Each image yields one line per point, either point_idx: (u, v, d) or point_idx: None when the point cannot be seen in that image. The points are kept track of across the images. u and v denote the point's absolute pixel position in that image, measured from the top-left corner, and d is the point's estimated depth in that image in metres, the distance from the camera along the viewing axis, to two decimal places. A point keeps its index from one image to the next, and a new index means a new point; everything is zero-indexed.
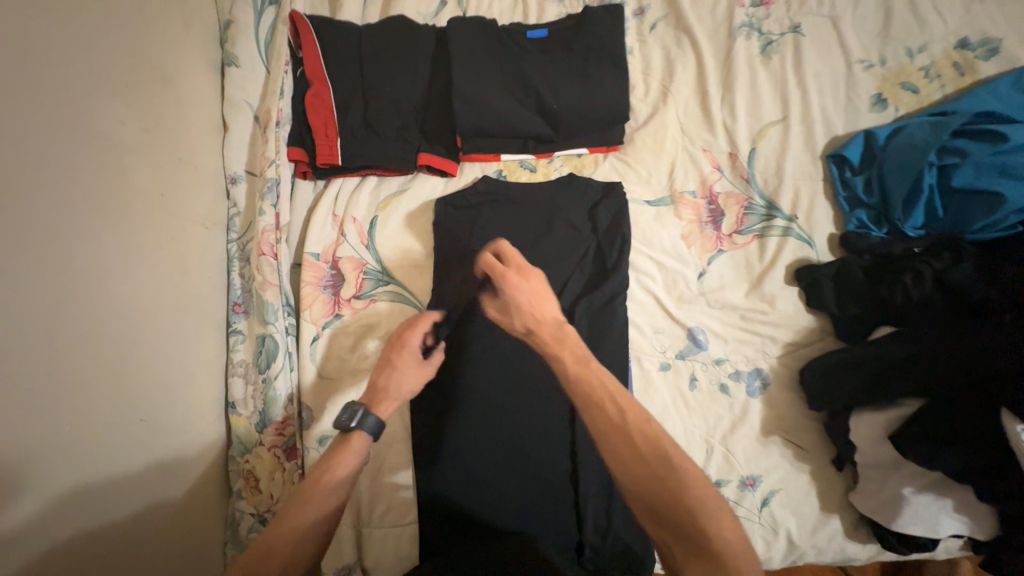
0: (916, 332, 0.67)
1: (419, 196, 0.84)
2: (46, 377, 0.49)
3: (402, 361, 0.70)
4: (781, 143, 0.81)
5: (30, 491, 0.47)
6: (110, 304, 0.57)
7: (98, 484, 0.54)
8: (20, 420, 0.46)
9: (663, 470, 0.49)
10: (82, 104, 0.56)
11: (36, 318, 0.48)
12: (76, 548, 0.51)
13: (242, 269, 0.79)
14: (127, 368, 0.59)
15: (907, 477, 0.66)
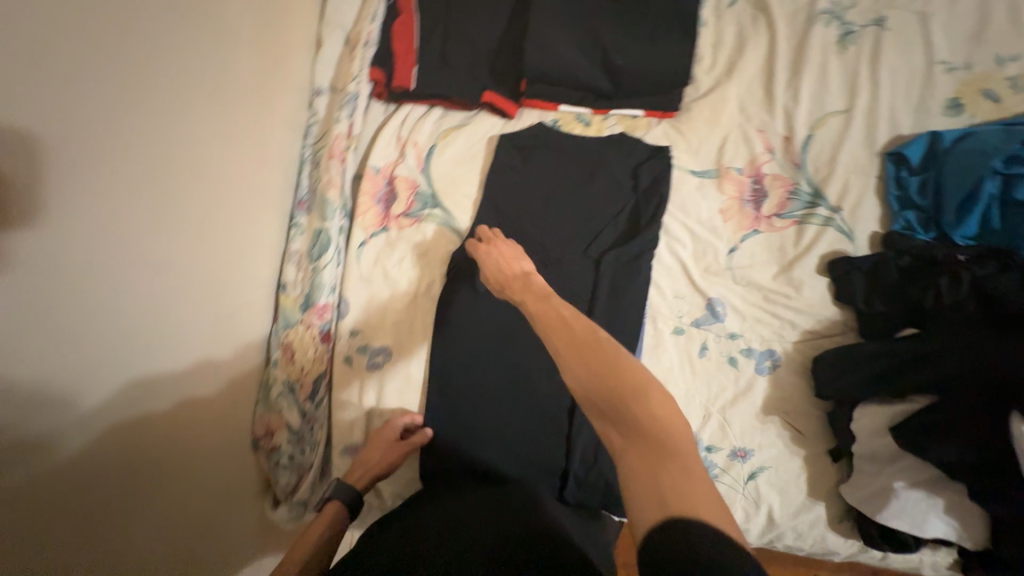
0: (939, 331, 0.67)
1: (477, 133, 0.89)
2: (163, 221, 0.59)
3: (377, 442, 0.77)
4: (839, 134, 0.81)
5: (144, 308, 0.57)
6: (208, 170, 0.66)
7: (181, 323, 0.64)
8: (144, 248, 0.56)
9: (596, 366, 0.47)
10: None
11: (159, 170, 0.58)
12: (162, 368, 0.61)
13: (310, 171, 0.87)
14: (210, 231, 0.68)
15: (901, 472, 0.66)
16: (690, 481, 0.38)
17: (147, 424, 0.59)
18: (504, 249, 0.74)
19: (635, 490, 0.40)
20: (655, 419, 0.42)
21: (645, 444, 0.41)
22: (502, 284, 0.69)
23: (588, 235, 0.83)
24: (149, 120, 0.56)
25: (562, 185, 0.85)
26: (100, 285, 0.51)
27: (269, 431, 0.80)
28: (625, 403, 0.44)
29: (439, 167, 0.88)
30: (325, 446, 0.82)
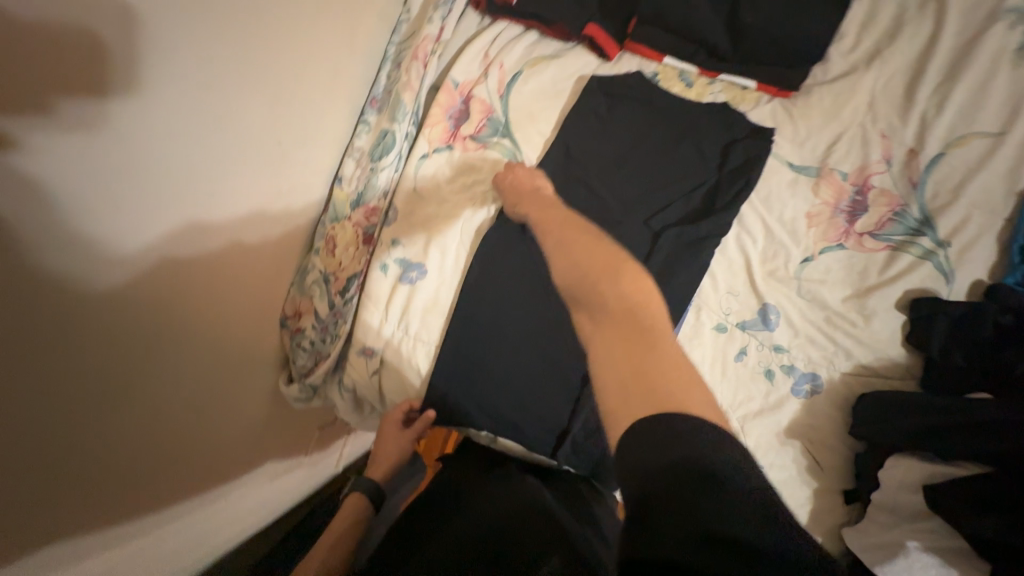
0: (1021, 402, 0.59)
1: (567, 68, 0.83)
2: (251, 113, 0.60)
3: (386, 433, 0.87)
4: (979, 159, 0.69)
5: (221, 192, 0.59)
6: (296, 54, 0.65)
7: (252, 213, 0.66)
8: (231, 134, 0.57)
9: (577, 270, 0.50)
10: None
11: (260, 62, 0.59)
12: (227, 255, 0.64)
13: (390, 70, 0.84)
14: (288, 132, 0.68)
15: (919, 533, 0.62)
16: (658, 354, 0.40)
17: (202, 305, 0.62)
18: (517, 177, 0.75)
19: (599, 364, 0.43)
20: (629, 301, 0.45)
21: (620, 325, 0.44)
22: (518, 207, 0.72)
23: (656, 205, 0.77)
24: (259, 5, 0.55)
25: (643, 145, 0.78)
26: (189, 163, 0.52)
27: (297, 313, 0.83)
28: (602, 292, 0.46)
29: (519, 96, 0.83)
30: (344, 341, 0.84)
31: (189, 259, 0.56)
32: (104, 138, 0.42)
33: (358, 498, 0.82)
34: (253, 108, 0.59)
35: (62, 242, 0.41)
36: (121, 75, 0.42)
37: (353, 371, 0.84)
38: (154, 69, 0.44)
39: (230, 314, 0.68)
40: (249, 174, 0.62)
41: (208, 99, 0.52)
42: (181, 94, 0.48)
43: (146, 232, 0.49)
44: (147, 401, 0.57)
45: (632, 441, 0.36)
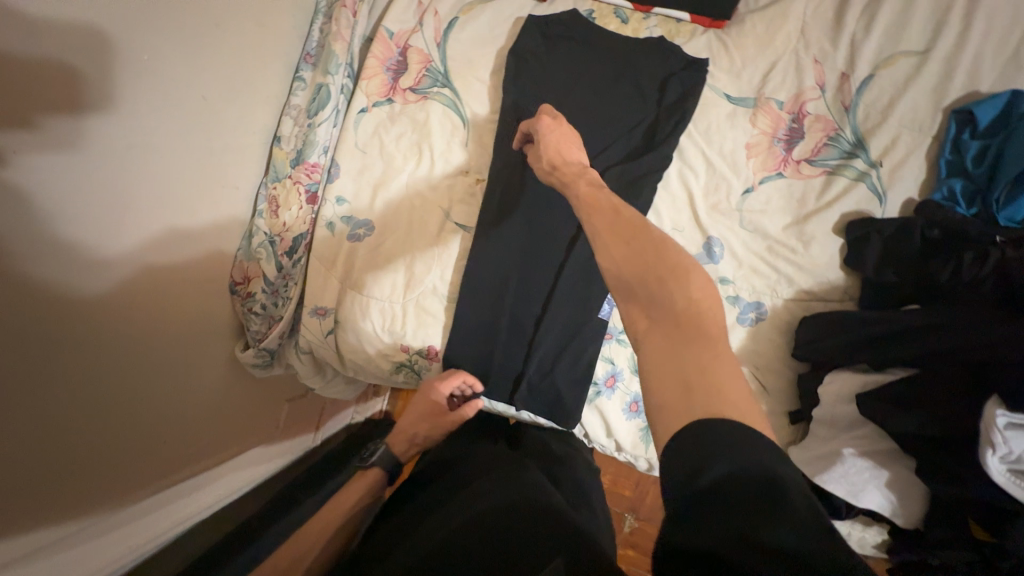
0: (948, 309, 0.61)
1: (503, 11, 0.82)
2: (207, 104, 0.68)
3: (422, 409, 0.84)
4: (906, 78, 0.71)
5: (198, 180, 0.70)
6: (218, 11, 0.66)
7: (228, 197, 0.77)
8: (196, 129, 0.67)
9: (629, 259, 0.45)
10: None
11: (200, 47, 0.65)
12: (212, 235, 0.75)
13: (323, 23, 0.83)
14: (230, 100, 0.72)
15: (853, 440, 0.64)
16: (722, 366, 0.37)
17: (193, 279, 0.73)
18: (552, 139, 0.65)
19: (654, 369, 0.39)
20: (682, 301, 0.41)
21: (676, 324, 0.40)
22: (554, 167, 0.62)
23: (597, 146, 0.77)
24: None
25: (582, 85, 0.78)
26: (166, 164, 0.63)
27: (246, 278, 0.82)
28: (654, 285, 0.42)
29: (456, 44, 0.81)
30: (297, 302, 0.84)
31: (159, 238, 0.65)
32: (81, 154, 0.52)
33: (376, 473, 0.82)
34: (176, 70, 0.62)
35: (51, 226, 0.51)
36: (92, 92, 0.52)
37: (308, 332, 0.84)
38: (118, 84, 0.54)
39: (200, 294, 0.75)
40: (184, 138, 0.65)
41: (165, 106, 0.61)
42: (137, 107, 0.57)
43: (122, 225, 0.59)
44: (141, 382, 0.67)
45: (674, 450, 0.33)
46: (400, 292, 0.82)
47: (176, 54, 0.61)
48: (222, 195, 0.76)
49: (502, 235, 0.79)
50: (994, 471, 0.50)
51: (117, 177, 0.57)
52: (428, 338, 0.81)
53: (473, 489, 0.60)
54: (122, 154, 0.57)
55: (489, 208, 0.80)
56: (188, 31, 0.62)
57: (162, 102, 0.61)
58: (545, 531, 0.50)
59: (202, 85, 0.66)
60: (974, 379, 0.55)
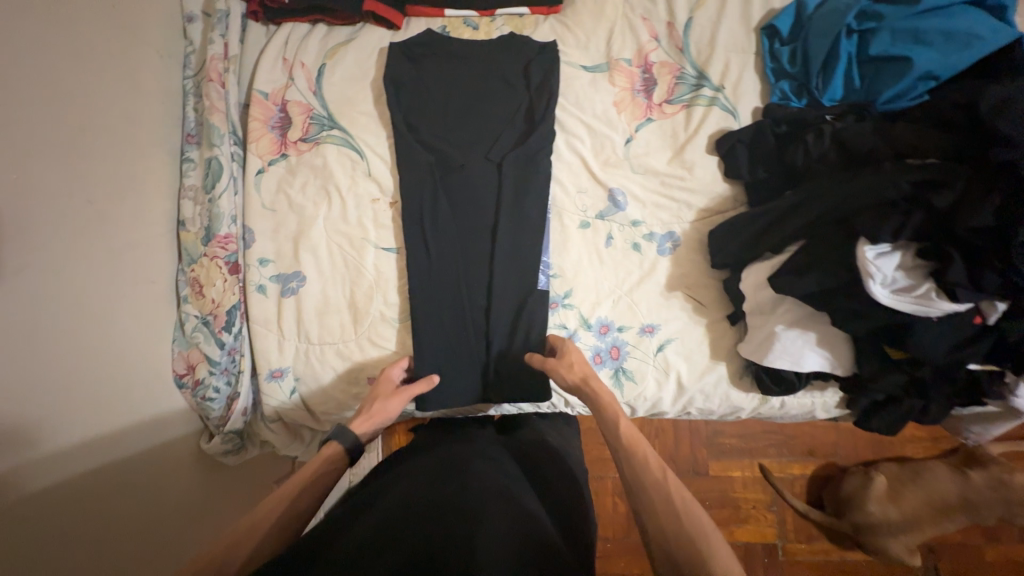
0: (811, 184, 0.71)
1: (366, 46, 0.87)
2: (99, 213, 0.68)
3: (383, 392, 0.76)
4: (717, 13, 0.83)
5: (108, 290, 0.69)
6: (82, 119, 0.67)
7: (145, 295, 0.76)
8: (91, 242, 0.67)
9: (646, 488, 0.57)
10: None
11: (73, 161, 0.65)
12: (135, 337, 0.74)
13: (195, 102, 0.84)
14: (122, 200, 0.73)
15: (781, 317, 0.72)
16: None
17: (126, 388, 0.72)
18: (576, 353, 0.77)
19: None
20: (681, 505, 0.54)
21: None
22: (582, 382, 0.73)
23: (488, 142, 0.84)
24: (36, 102, 0.61)
25: (457, 92, 0.84)
26: (65, 284, 0.63)
27: (190, 367, 0.80)
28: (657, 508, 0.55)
29: (330, 87, 0.85)
30: (250, 373, 0.83)
31: (92, 356, 0.66)
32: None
33: (336, 449, 0.66)
34: (52, 181, 0.62)
35: None
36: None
37: (269, 399, 0.83)
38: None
39: (142, 399, 0.74)
40: (82, 246, 0.66)
41: (48, 236, 0.61)
42: (20, 245, 0.57)
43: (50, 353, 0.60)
44: (118, 500, 0.67)
45: None
46: (352, 329, 0.83)
47: (49, 168, 0.62)
48: (137, 292, 0.75)
49: (430, 245, 0.83)
50: (880, 295, 0.59)
51: (31, 310, 0.58)
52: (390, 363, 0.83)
53: (414, 481, 0.60)
54: (16, 294, 0.56)
55: (408, 225, 0.83)
56: (54, 142, 0.63)
57: (46, 218, 0.61)
58: (503, 534, 0.52)
59: (86, 189, 0.67)
60: (844, 229, 0.66)
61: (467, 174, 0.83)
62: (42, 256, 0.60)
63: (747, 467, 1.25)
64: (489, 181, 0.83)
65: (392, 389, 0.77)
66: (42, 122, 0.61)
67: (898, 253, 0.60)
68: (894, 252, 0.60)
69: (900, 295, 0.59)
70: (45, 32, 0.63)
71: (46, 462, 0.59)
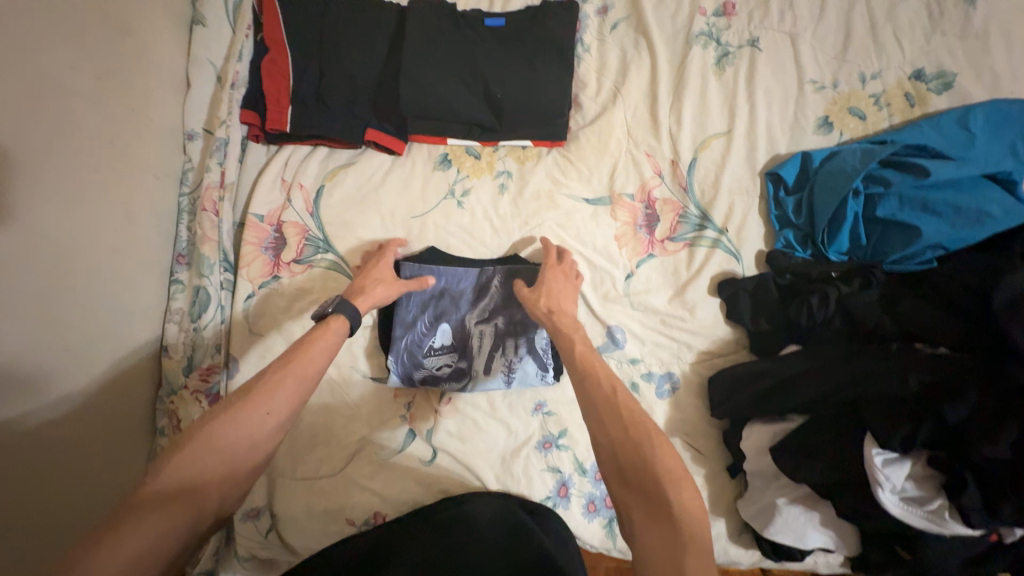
0: (816, 351, 0.69)
1: (365, 170, 0.86)
2: (74, 358, 0.66)
3: (378, 269, 0.76)
4: (721, 156, 0.82)
5: (82, 436, 0.66)
6: (67, 262, 0.65)
7: (118, 433, 0.73)
8: (63, 391, 0.64)
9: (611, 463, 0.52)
10: (43, 64, 0.62)
11: (49, 310, 0.62)
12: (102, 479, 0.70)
13: (189, 222, 0.83)
14: (104, 335, 0.70)
15: (783, 489, 0.68)
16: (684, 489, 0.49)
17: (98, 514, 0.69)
18: (606, 372, 0.61)
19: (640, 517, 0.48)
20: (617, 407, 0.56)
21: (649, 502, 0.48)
22: (552, 313, 0.71)
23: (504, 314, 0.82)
24: (20, 257, 0.59)
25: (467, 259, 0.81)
26: (31, 439, 0.60)
27: None
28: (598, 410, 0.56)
29: (328, 210, 0.84)
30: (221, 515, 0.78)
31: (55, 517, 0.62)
32: None
33: (341, 321, 0.66)
34: (30, 338, 0.59)
35: None
36: None
37: (240, 539, 0.78)
38: None
39: None
40: (47, 402, 0.62)
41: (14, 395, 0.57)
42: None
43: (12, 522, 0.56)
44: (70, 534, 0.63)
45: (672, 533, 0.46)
46: (338, 462, 0.79)
47: (27, 323, 0.59)
48: (109, 429, 0.71)
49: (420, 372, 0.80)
50: (890, 503, 0.56)
51: None
52: (372, 505, 0.78)
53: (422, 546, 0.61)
54: None
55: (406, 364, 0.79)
56: (32, 298, 0.60)
57: (21, 377, 0.58)
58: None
59: (64, 335, 0.64)
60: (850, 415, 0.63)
61: (482, 329, 0.81)
62: (10, 421, 0.57)
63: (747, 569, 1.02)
64: (500, 336, 0.81)
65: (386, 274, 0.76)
66: (23, 278, 0.59)
67: (909, 461, 0.57)
68: (904, 460, 0.57)
69: (909, 506, 0.56)
70: (38, 184, 0.61)
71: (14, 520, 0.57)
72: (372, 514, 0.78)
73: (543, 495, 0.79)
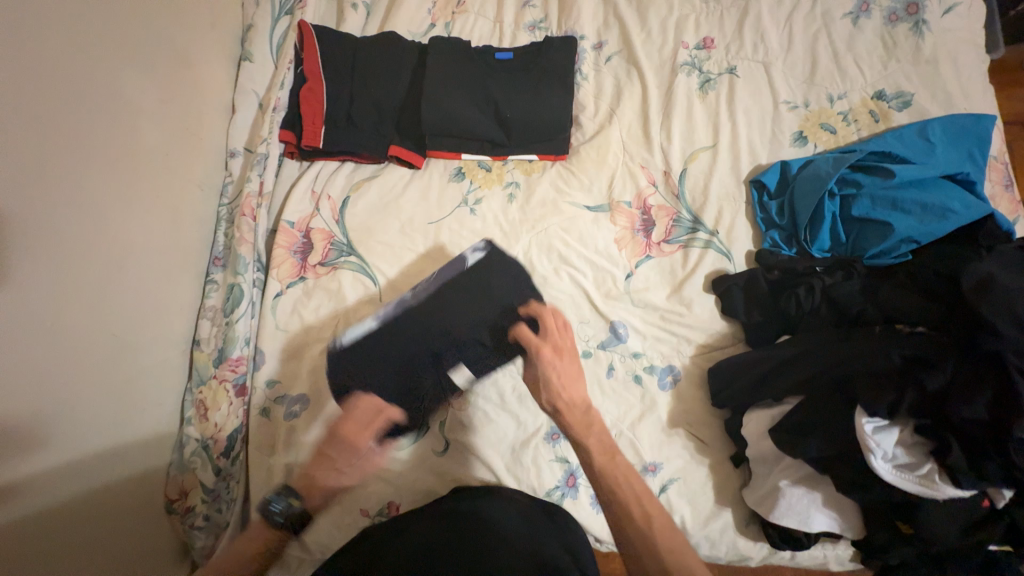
0: (806, 337, 0.74)
1: (387, 182, 0.95)
2: (119, 344, 0.72)
3: (343, 437, 0.74)
4: (709, 166, 0.91)
5: (117, 418, 0.72)
6: (122, 257, 0.73)
7: (148, 420, 0.77)
8: (106, 373, 0.70)
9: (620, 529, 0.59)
10: (118, 90, 0.73)
11: (103, 298, 0.70)
12: (132, 461, 0.74)
13: (227, 229, 0.91)
14: (145, 326, 0.77)
15: (785, 471, 0.71)
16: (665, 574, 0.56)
17: (123, 496, 0.72)
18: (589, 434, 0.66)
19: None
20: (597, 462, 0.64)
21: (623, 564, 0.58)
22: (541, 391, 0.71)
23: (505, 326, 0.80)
24: (83, 248, 0.67)
25: (472, 304, 0.79)
26: (75, 412, 0.65)
27: (183, 493, 0.79)
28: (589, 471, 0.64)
29: (353, 217, 0.92)
30: (241, 502, 0.81)
31: (83, 490, 0.66)
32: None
33: (275, 524, 0.71)
34: (84, 321, 0.67)
35: None
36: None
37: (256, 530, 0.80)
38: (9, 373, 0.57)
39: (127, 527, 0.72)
40: (93, 375, 0.68)
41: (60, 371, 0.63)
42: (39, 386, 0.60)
43: (44, 487, 0.61)
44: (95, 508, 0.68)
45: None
46: None
47: (83, 307, 0.67)
48: (142, 415, 0.76)
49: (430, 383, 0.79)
50: (884, 471, 0.60)
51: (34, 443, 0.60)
52: (386, 495, 0.81)
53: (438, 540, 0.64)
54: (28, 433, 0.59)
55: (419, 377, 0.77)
56: (91, 281, 0.68)
57: (71, 355, 0.65)
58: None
59: (112, 321, 0.71)
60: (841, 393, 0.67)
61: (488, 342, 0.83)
62: (59, 393, 0.63)
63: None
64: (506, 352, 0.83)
65: (357, 428, 0.74)
66: (83, 266, 0.67)
67: (896, 429, 0.62)
68: (892, 427, 0.62)
69: (903, 473, 0.60)
70: (105, 187, 0.70)
71: (52, 488, 0.62)
72: (386, 504, 0.81)
73: (552, 485, 0.81)
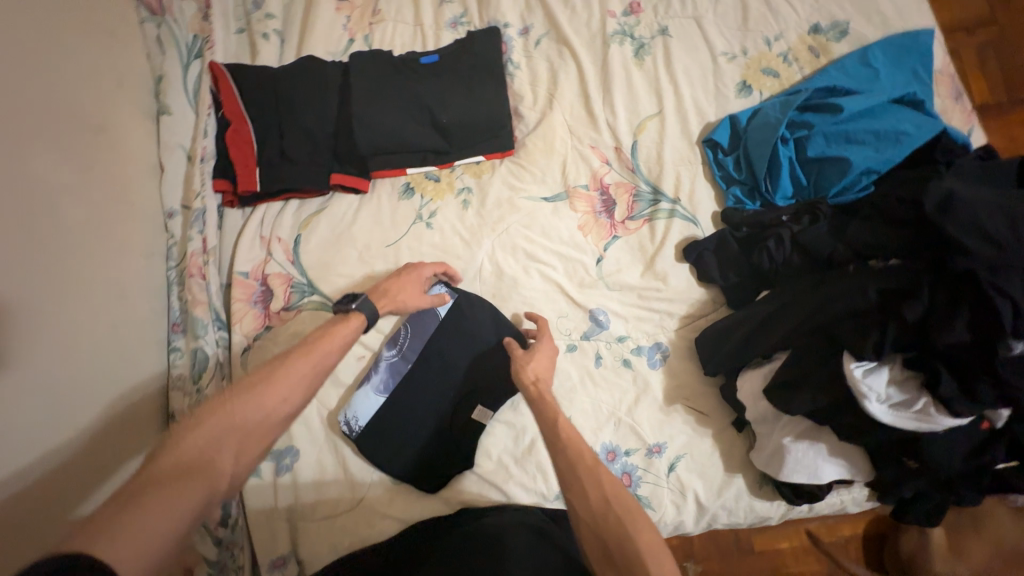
0: (784, 289, 0.73)
1: (336, 213, 0.91)
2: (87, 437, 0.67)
3: (410, 283, 0.78)
4: (659, 134, 0.89)
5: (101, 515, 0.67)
6: (75, 344, 0.68)
7: None
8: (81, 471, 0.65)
9: (583, 501, 0.55)
10: (33, 168, 0.66)
11: (63, 391, 0.65)
12: None
13: (180, 292, 0.87)
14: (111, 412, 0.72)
15: (787, 428, 0.70)
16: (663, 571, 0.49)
17: None
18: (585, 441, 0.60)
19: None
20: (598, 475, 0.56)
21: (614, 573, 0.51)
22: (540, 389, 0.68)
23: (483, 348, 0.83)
24: (37, 342, 0.62)
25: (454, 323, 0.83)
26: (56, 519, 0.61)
27: None
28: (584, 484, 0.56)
29: (308, 256, 0.89)
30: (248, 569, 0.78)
31: None
32: None
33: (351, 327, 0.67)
34: (46, 421, 0.62)
35: None
36: None
37: None
38: None
39: None
40: (65, 478, 0.63)
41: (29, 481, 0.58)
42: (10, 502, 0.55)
43: None
44: None
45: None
46: (358, 494, 0.79)
47: (44, 405, 0.62)
48: None
49: (432, 427, 0.81)
50: (880, 413, 0.59)
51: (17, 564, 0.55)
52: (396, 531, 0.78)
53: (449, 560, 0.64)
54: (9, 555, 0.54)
55: (422, 421, 0.81)
56: (48, 376, 0.63)
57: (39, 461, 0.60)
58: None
59: (78, 413, 0.66)
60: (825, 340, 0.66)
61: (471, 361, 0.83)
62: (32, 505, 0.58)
63: (793, 536, 1.00)
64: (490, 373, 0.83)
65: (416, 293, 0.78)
66: (39, 361, 0.62)
67: (886, 369, 0.61)
68: (880, 368, 0.61)
69: (899, 411, 0.59)
70: (43, 273, 0.65)
71: None
72: None
73: (560, 487, 0.80)
